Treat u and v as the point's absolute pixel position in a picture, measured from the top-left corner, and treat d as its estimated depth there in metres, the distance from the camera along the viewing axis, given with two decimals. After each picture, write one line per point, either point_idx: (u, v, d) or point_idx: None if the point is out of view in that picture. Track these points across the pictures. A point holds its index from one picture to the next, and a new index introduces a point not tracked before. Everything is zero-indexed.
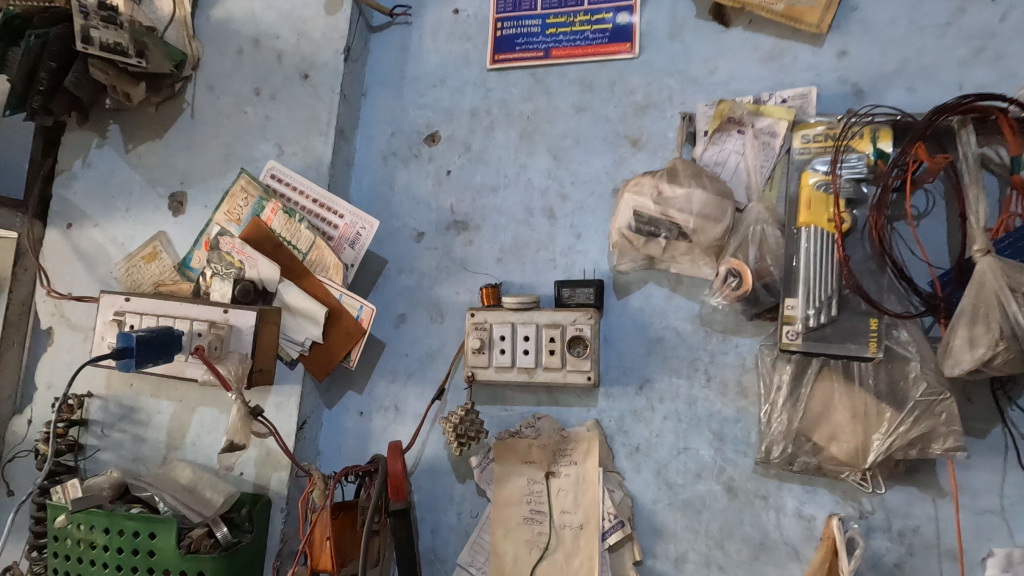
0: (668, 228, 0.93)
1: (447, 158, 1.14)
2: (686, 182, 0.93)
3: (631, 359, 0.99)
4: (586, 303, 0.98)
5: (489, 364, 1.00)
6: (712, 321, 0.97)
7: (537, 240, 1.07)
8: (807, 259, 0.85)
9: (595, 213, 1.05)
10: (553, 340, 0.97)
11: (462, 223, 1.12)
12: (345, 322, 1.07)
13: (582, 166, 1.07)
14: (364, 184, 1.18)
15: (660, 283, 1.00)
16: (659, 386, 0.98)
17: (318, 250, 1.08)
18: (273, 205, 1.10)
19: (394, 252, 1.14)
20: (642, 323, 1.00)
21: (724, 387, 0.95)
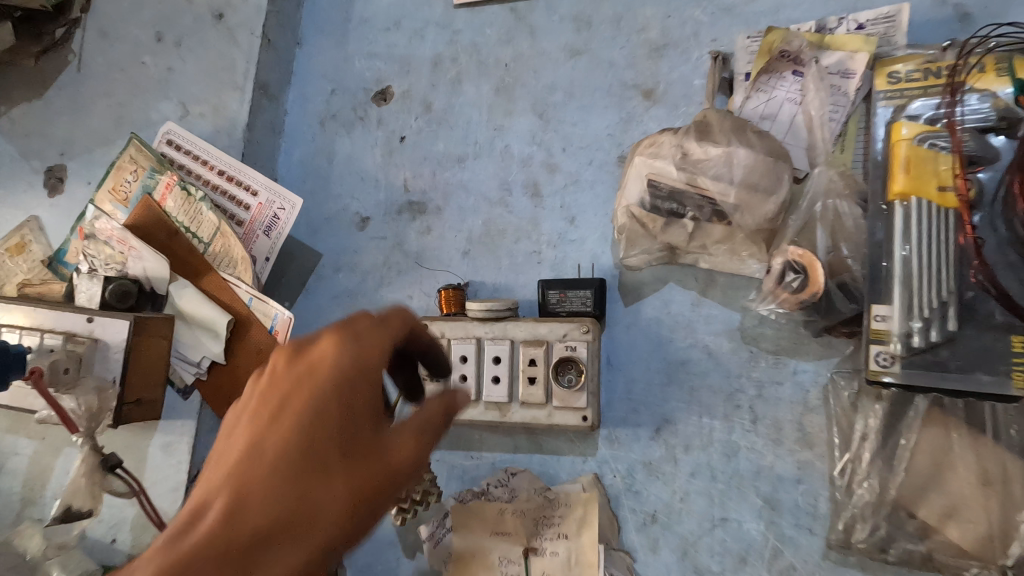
0: (697, 204, 0.65)
1: (401, 121, 0.87)
2: (723, 140, 0.65)
3: (645, 390, 0.71)
4: (582, 312, 0.70)
5: (446, 396, 0.72)
6: (760, 338, 0.68)
7: (517, 226, 0.80)
8: (917, 249, 0.56)
9: (594, 188, 0.77)
10: (533, 364, 0.69)
11: (419, 206, 0.84)
12: (256, 336, 0.79)
13: (576, 127, 0.79)
14: (295, 157, 0.91)
15: (683, 283, 0.72)
16: (684, 429, 0.69)
17: (223, 239, 0.81)
18: (168, 180, 0.83)
19: (330, 243, 0.87)
20: (659, 339, 0.72)
21: (777, 433, 0.67)
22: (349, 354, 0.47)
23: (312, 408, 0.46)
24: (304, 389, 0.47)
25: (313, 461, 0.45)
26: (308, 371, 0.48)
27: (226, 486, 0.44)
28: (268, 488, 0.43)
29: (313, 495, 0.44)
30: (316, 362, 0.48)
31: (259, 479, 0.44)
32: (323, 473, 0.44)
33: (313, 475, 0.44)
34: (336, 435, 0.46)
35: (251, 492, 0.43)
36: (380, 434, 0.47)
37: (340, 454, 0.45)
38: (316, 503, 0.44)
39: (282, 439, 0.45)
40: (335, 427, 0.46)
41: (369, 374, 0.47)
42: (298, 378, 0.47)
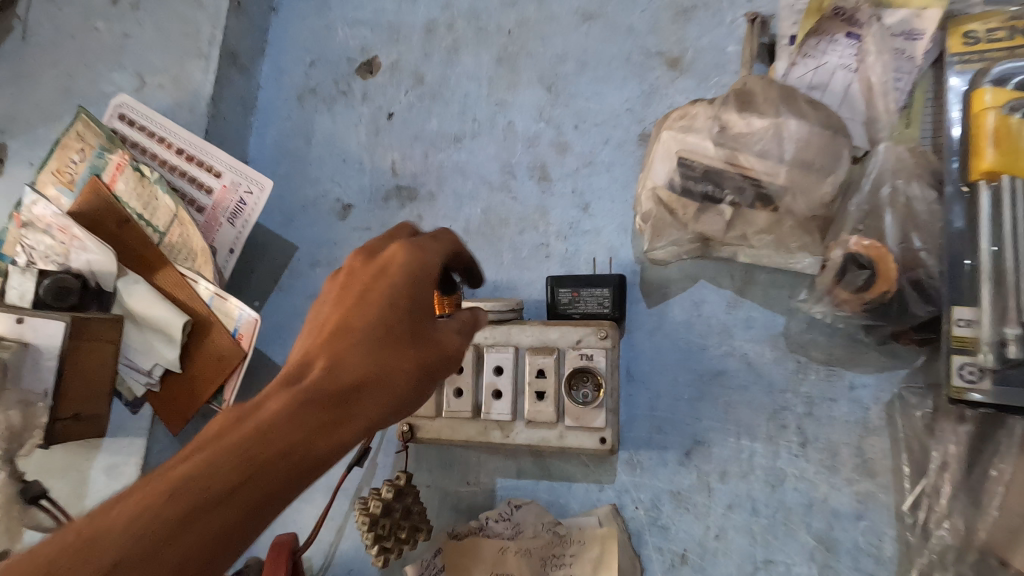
0: (737, 186, 0.55)
1: (389, 96, 0.76)
2: (769, 109, 0.55)
3: (672, 407, 0.61)
4: (598, 314, 0.60)
5: (438, 413, 0.61)
6: (809, 345, 0.58)
7: (522, 215, 0.69)
8: (1017, 237, 0.46)
9: (610, 171, 0.67)
10: (542, 375, 0.58)
11: (408, 191, 0.74)
12: (217, 341, 0.68)
13: (590, 102, 0.69)
14: (268, 137, 0.80)
15: (717, 280, 0.61)
16: (719, 453, 0.59)
17: (180, 228, 0.70)
18: (118, 160, 0.72)
19: (307, 234, 0.76)
20: (689, 346, 0.61)
21: (832, 459, 0.56)
22: (414, 257, 0.48)
23: (383, 293, 0.46)
24: (378, 281, 0.47)
25: (392, 346, 0.44)
26: (379, 275, 0.47)
27: (314, 359, 0.43)
28: (353, 360, 0.43)
29: (389, 371, 0.43)
30: (383, 267, 0.48)
31: (350, 357, 0.43)
32: (403, 352, 0.44)
33: (381, 352, 0.44)
34: (406, 321, 0.45)
35: (337, 363, 0.43)
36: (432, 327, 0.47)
37: (410, 330, 0.45)
38: (388, 379, 0.43)
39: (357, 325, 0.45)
40: (406, 312, 0.46)
41: (431, 276, 0.48)
42: (374, 280, 0.47)
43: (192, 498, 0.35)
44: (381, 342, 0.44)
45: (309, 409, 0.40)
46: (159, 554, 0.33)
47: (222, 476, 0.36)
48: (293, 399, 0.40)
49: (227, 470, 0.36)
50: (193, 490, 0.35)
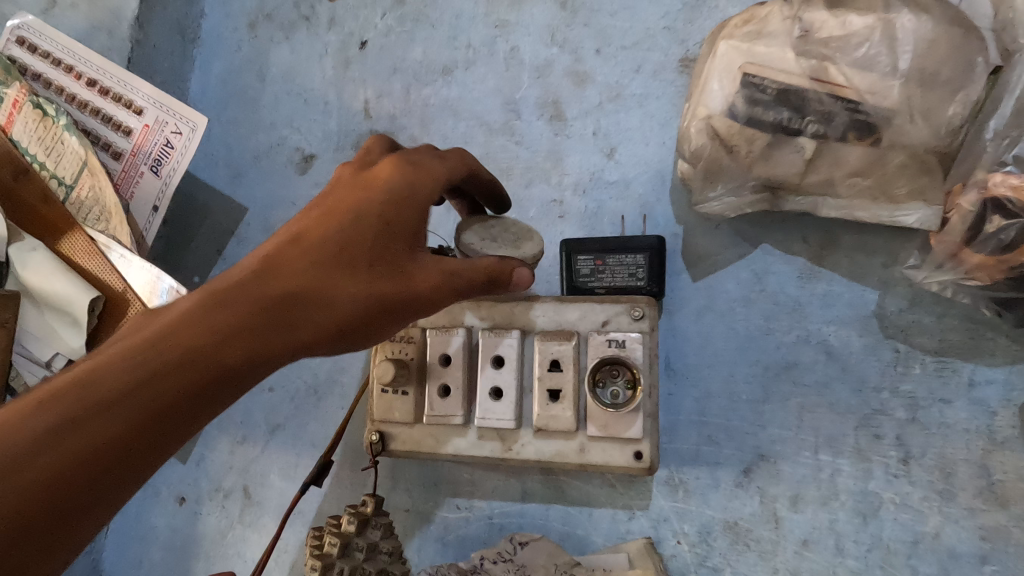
0: (820, 108, 0.40)
1: (362, 18, 0.61)
2: (872, 5, 0.40)
3: (726, 410, 0.46)
4: (630, 287, 0.45)
5: (418, 418, 0.46)
6: (913, 330, 0.44)
7: (529, 163, 0.54)
8: None
9: (643, 106, 0.52)
10: (556, 367, 0.44)
11: (385, 137, 0.59)
12: None
13: (618, 17, 0.53)
14: (213, 73, 0.65)
15: (787, 244, 0.47)
16: (789, 472, 0.44)
17: (93, 178, 0.56)
18: (16, 95, 0.57)
19: (258, 193, 0.61)
20: (748, 331, 0.47)
21: (946, 482, 0.42)
22: (401, 176, 0.37)
23: (361, 204, 0.36)
24: (361, 194, 0.36)
25: (361, 258, 0.34)
26: (359, 187, 0.36)
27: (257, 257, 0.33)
28: (306, 266, 0.33)
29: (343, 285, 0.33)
30: (369, 179, 0.37)
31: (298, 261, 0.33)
32: (376, 267, 0.35)
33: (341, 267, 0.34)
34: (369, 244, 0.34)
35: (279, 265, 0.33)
36: (420, 250, 0.36)
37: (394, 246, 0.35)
38: (344, 295, 0.33)
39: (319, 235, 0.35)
40: (390, 227, 0.35)
41: (424, 199, 0.37)
42: (357, 193, 0.36)
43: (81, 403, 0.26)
44: (346, 254, 0.34)
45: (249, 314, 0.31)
46: None
47: (121, 385, 0.27)
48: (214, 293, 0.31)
49: (125, 375, 0.27)
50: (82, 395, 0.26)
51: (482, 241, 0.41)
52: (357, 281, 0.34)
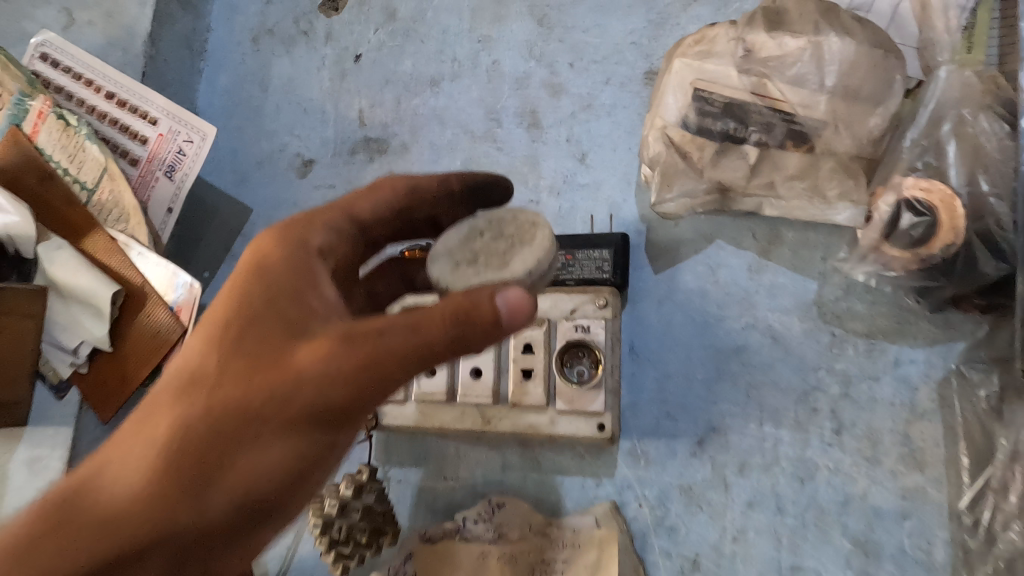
0: (761, 120, 0.46)
1: (357, 34, 0.66)
2: (805, 27, 0.45)
3: (683, 389, 0.52)
4: (595, 279, 0.51)
5: (407, 396, 0.51)
6: (847, 317, 0.49)
7: (509, 167, 0.59)
8: None
9: (611, 115, 0.57)
10: (529, 350, 0.49)
11: (378, 143, 0.64)
12: (152, 315, 0.58)
13: (589, 34, 0.59)
14: (219, 85, 0.70)
15: (737, 241, 0.52)
16: (737, 442, 0.50)
17: (112, 183, 0.61)
18: (41, 107, 0.62)
19: (262, 195, 0.67)
20: (702, 318, 0.52)
21: (872, 448, 0.47)
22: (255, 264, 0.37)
23: (235, 300, 0.35)
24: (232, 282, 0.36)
25: (247, 351, 0.33)
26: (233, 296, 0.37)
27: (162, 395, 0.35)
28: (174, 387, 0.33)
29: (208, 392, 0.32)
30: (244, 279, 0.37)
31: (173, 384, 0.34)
32: (262, 366, 0.32)
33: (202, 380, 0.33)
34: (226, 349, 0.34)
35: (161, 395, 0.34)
36: (297, 330, 0.34)
37: (283, 330, 0.34)
38: (210, 402, 0.32)
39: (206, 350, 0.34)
40: (258, 312, 0.34)
41: (284, 275, 0.36)
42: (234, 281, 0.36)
43: None
44: (207, 365, 0.33)
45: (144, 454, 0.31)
46: None
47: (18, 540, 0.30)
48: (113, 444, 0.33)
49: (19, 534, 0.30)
50: None
51: (459, 265, 0.39)
52: (217, 389, 0.32)
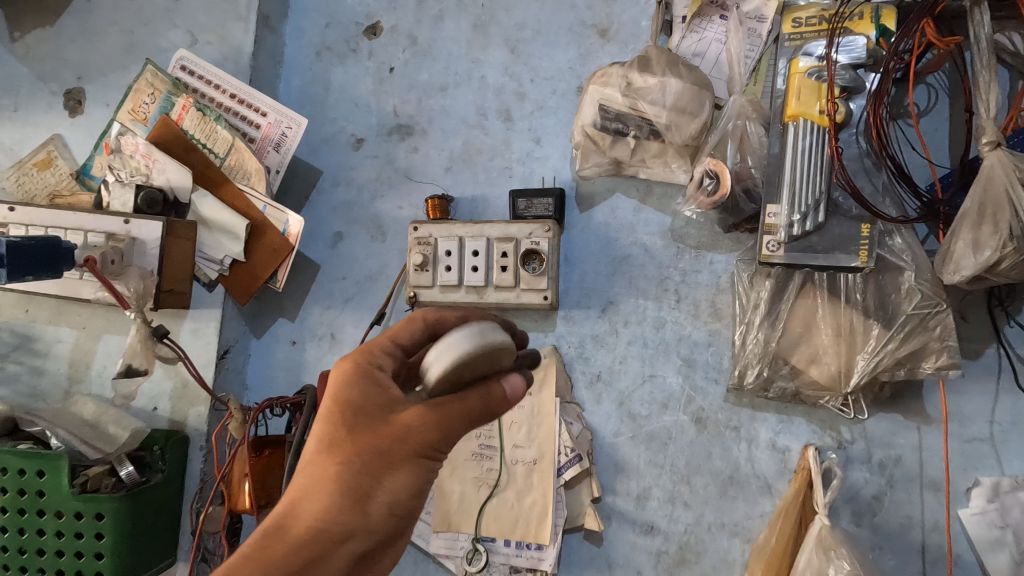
0: (637, 123, 0.81)
1: (390, 53, 0.99)
2: (659, 71, 0.80)
3: (594, 280, 0.89)
4: (544, 215, 0.87)
5: (433, 283, 0.88)
6: (685, 236, 0.86)
7: (492, 146, 0.94)
8: (795, 157, 0.74)
9: (556, 114, 0.92)
10: (505, 255, 0.85)
11: (407, 127, 0.98)
12: (270, 238, 0.93)
13: (542, 61, 0.93)
14: (294, 84, 1.02)
15: (627, 193, 0.89)
16: (624, 309, 0.88)
17: (238, 153, 0.93)
18: (184, 102, 0.94)
19: (329, 161, 1.00)
20: (607, 238, 0.89)
21: (695, 309, 0.85)
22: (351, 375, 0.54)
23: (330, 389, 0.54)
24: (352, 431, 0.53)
25: (386, 410, 0.53)
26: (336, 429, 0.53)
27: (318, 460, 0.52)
28: (344, 426, 0.52)
29: (373, 427, 0.52)
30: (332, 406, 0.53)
31: (340, 441, 0.52)
32: (379, 423, 0.52)
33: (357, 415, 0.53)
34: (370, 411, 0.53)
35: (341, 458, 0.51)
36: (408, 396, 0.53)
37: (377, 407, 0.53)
38: (386, 427, 0.52)
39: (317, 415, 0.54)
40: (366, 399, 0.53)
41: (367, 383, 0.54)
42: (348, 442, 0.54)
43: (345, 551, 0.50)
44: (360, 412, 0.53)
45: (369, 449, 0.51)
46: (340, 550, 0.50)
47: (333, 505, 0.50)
48: (328, 458, 0.52)
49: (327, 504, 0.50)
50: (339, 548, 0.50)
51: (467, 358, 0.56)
52: (385, 424, 0.52)
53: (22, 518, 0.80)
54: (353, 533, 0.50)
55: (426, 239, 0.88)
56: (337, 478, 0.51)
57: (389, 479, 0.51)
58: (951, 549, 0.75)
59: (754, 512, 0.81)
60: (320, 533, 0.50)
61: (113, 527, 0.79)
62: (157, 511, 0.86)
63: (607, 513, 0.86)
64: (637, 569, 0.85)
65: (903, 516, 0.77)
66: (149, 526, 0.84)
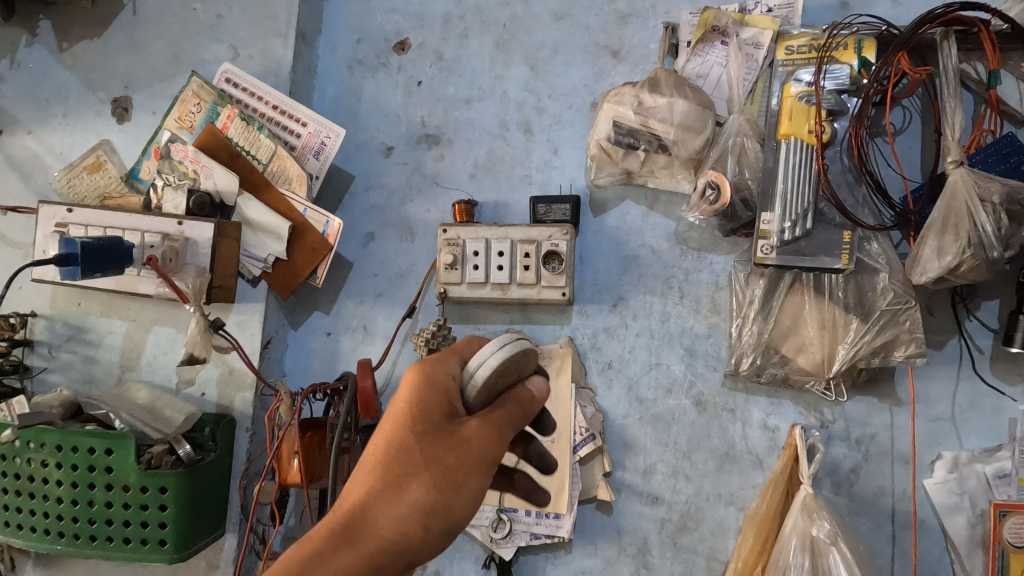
0: (648, 139, 0.91)
1: (418, 68, 1.07)
2: (668, 92, 0.90)
3: (606, 277, 0.99)
4: (562, 220, 0.96)
5: (462, 280, 0.97)
6: (688, 239, 0.96)
7: (513, 156, 1.03)
8: (786, 171, 0.85)
9: (572, 127, 1.01)
10: (527, 256, 0.95)
11: (434, 137, 1.06)
12: (310, 238, 1.02)
13: (560, 78, 1.02)
14: (328, 95, 1.11)
15: (637, 200, 0.99)
16: (633, 304, 0.98)
17: (280, 160, 1.02)
18: (229, 112, 1.02)
19: (361, 167, 1.09)
20: (618, 240, 0.99)
21: (697, 304, 0.96)
22: (416, 389, 0.59)
23: (404, 399, 0.59)
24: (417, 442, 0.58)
25: (450, 423, 0.58)
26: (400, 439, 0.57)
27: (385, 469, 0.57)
28: (414, 439, 0.57)
29: (440, 440, 0.57)
30: (399, 418, 0.58)
31: (410, 454, 0.57)
32: (445, 436, 0.58)
33: (426, 427, 0.58)
34: (435, 424, 0.58)
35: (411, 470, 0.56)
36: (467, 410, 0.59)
37: (441, 421, 0.58)
38: (453, 439, 0.57)
39: (387, 426, 0.58)
40: (432, 410, 0.58)
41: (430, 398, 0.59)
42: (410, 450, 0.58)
43: (409, 556, 0.55)
44: (428, 425, 0.58)
45: (438, 461, 0.57)
46: (407, 553, 0.55)
47: (405, 513, 0.55)
48: (399, 468, 0.57)
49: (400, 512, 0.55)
50: (407, 552, 0.55)
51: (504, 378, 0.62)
52: (449, 438, 0.58)
53: (91, 492, 0.89)
54: (420, 544, 0.55)
55: (455, 241, 0.98)
56: (408, 490, 0.56)
57: (456, 491, 0.57)
58: (916, 513, 0.86)
59: (747, 484, 0.92)
60: (389, 543, 0.55)
61: (176, 499, 0.88)
62: (211, 486, 0.94)
63: (617, 486, 0.97)
64: (644, 536, 0.95)
65: (877, 486, 0.88)
66: (204, 500, 0.93)
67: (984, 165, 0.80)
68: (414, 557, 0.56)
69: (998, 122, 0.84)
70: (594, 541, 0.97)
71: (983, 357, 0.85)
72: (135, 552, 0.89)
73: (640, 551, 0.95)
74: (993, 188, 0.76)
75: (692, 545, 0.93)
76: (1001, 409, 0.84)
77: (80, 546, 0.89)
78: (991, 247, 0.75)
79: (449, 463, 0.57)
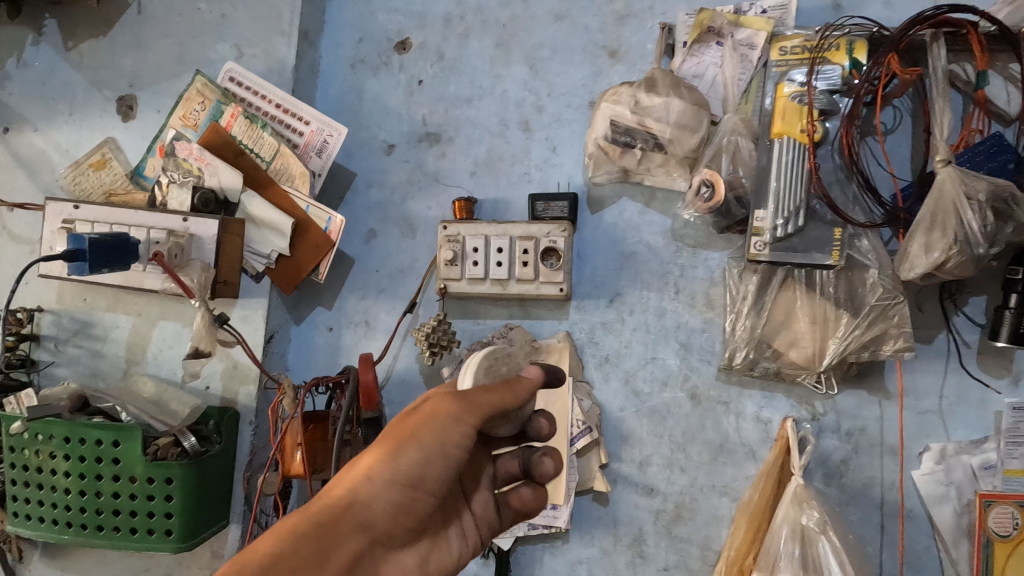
0: (644, 138, 0.93)
1: (419, 67, 1.09)
2: (664, 92, 0.92)
3: (603, 273, 1.01)
4: (560, 217, 0.98)
5: (462, 276, 0.99)
6: (684, 236, 0.98)
7: (513, 153, 1.05)
8: (779, 169, 0.87)
9: (571, 126, 1.03)
10: (526, 252, 0.97)
11: (435, 135, 1.08)
12: (313, 234, 1.03)
13: (559, 77, 1.04)
14: (330, 94, 1.13)
15: (633, 197, 1.00)
16: (630, 299, 1.00)
17: (283, 158, 1.03)
18: (233, 110, 1.04)
19: (362, 164, 1.11)
20: (615, 237, 1.01)
21: (692, 299, 0.98)
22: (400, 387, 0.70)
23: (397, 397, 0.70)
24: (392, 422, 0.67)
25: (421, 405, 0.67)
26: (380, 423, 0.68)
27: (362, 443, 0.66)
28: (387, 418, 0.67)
29: (407, 415, 0.66)
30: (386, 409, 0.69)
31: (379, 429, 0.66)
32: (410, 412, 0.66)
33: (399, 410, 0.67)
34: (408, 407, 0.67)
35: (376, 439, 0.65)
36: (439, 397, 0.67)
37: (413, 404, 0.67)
38: (416, 413, 0.66)
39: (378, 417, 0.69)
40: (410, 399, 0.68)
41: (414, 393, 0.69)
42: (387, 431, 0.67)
43: (356, 510, 0.60)
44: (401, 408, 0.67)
45: (398, 428, 0.65)
46: (353, 507, 0.61)
47: (359, 471, 0.62)
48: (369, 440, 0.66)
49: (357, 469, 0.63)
50: (355, 506, 0.61)
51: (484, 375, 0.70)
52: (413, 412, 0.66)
53: (98, 483, 0.91)
54: (367, 497, 0.61)
55: (455, 237, 1.00)
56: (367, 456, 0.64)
57: (404, 449, 0.63)
58: (904, 503, 0.88)
59: (740, 475, 0.95)
60: (341, 498, 0.61)
61: (182, 490, 0.90)
62: (216, 478, 0.96)
63: (613, 477, 0.99)
64: (639, 526, 0.97)
65: (866, 476, 0.90)
66: (209, 491, 0.95)
67: (972, 164, 0.82)
68: (363, 514, 0.61)
69: (985, 122, 0.86)
70: (590, 531, 0.99)
71: (971, 351, 0.87)
72: (142, 541, 0.91)
73: (636, 540, 0.97)
74: (980, 187, 0.77)
75: (687, 534, 0.96)
76: (987, 402, 0.86)
77: (88, 535, 0.91)
78: (977, 244, 0.77)
79: (404, 428, 0.64)
